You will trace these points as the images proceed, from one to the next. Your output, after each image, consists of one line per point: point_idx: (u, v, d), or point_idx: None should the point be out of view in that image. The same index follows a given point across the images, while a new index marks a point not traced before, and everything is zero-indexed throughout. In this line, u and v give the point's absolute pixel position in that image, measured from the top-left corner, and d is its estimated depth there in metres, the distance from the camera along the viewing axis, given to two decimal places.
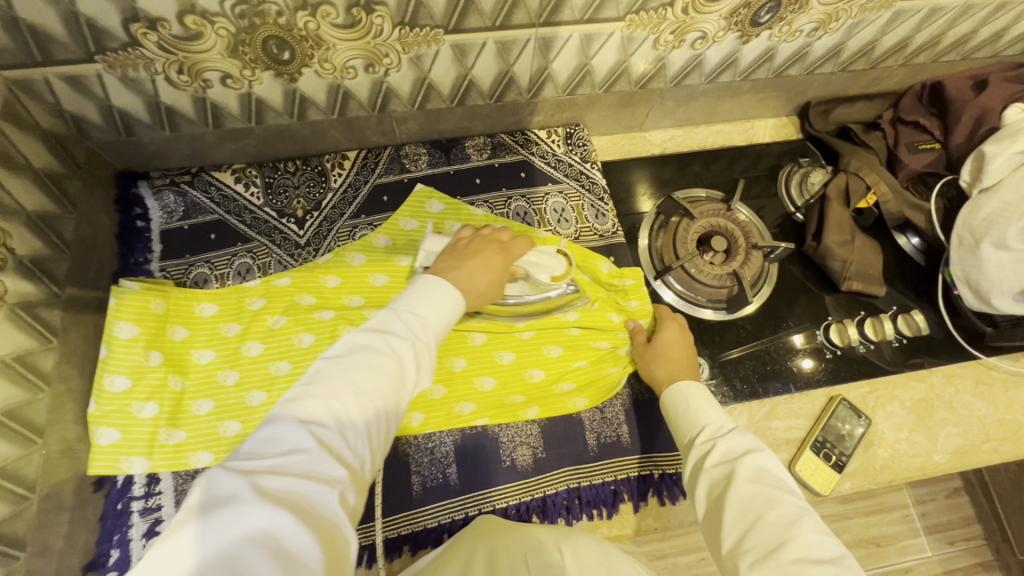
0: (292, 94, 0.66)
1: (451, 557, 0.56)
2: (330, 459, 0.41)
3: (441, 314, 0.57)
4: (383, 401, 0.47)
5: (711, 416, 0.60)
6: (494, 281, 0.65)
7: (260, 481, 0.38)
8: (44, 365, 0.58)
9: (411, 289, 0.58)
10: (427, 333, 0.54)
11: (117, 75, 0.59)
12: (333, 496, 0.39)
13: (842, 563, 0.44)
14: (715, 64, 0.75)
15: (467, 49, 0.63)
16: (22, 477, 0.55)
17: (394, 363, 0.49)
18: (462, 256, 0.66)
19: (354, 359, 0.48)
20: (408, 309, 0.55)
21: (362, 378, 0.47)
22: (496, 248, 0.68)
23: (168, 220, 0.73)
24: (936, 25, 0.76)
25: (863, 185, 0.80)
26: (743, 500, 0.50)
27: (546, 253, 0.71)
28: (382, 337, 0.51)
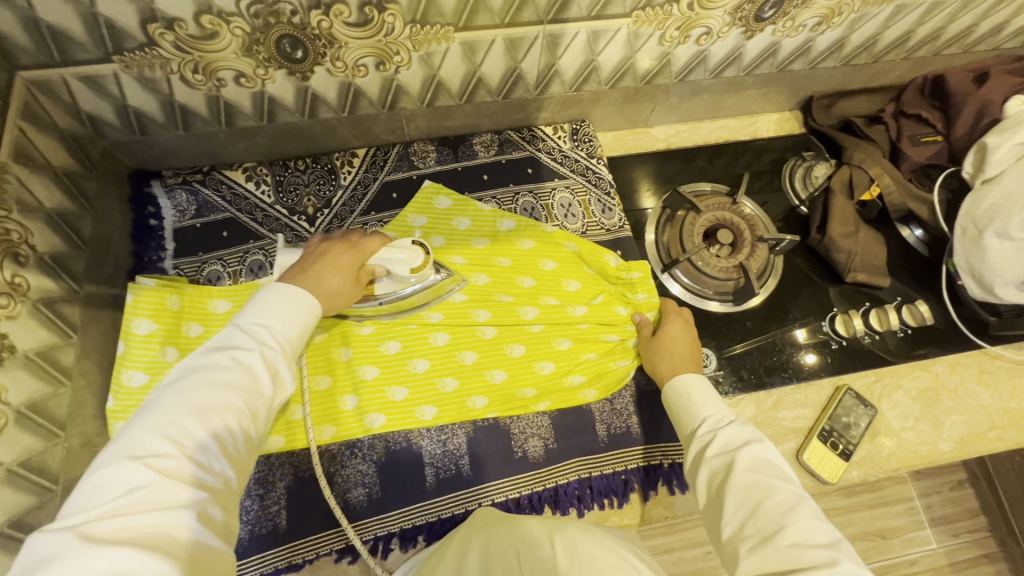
0: (304, 93, 0.68)
1: (460, 549, 0.57)
2: (178, 483, 0.38)
3: (295, 318, 0.53)
4: (235, 415, 0.43)
5: (711, 409, 0.61)
6: (345, 281, 0.61)
7: (92, 528, 0.34)
8: (65, 360, 0.59)
9: (261, 293, 0.54)
10: (280, 338, 0.51)
11: (133, 74, 0.60)
12: (189, 517, 0.37)
13: (840, 546, 0.44)
14: (720, 59, 0.76)
15: (476, 46, 0.64)
16: (46, 470, 0.55)
17: (242, 375, 0.45)
18: (307, 262, 0.61)
19: (193, 380, 0.44)
20: (253, 320, 0.51)
21: (203, 396, 0.43)
22: (341, 248, 0.62)
23: (181, 218, 0.74)
24: (938, 19, 0.77)
25: (867, 177, 0.81)
26: (743, 488, 0.51)
27: (398, 246, 0.65)
28: (223, 353, 0.46)
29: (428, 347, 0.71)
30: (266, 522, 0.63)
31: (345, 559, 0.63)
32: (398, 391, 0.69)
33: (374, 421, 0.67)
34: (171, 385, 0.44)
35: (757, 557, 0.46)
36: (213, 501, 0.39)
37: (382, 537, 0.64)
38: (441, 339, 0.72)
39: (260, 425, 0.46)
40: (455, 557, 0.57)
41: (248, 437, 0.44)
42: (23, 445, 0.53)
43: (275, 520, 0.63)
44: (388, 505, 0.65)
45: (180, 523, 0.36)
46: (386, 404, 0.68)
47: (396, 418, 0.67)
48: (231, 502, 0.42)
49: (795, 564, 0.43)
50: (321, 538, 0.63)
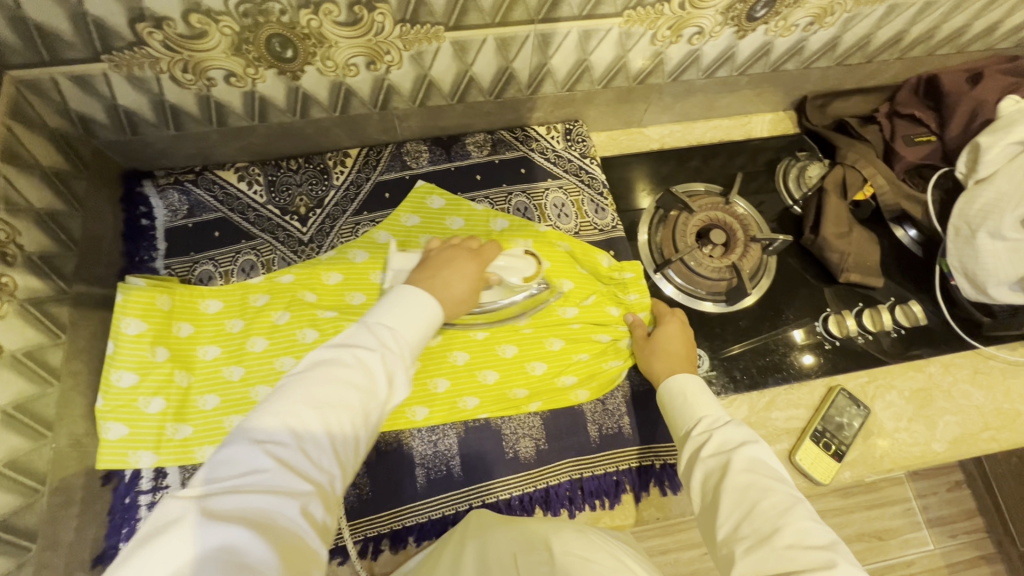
0: (295, 92, 0.67)
1: (452, 551, 0.57)
2: (290, 475, 0.42)
3: (415, 325, 0.56)
4: (349, 415, 0.47)
5: (707, 409, 0.61)
6: (471, 288, 0.66)
7: (214, 501, 0.39)
8: (53, 360, 0.59)
9: (391, 296, 0.58)
10: (402, 342, 0.54)
11: (123, 74, 0.60)
12: (290, 511, 0.40)
13: (836, 548, 0.45)
14: (712, 59, 0.76)
15: (468, 45, 0.64)
16: (33, 470, 0.54)
17: (361, 376, 0.49)
18: (436, 267, 0.66)
19: (320, 374, 0.48)
20: (379, 321, 0.54)
21: (325, 392, 0.47)
22: (468, 257, 0.68)
23: (173, 218, 0.74)
24: (931, 18, 0.77)
25: (859, 177, 0.81)
26: (739, 489, 0.51)
27: (513, 256, 0.73)
28: (349, 351, 0.50)
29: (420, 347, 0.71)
30: None
31: (334, 561, 0.62)
32: None
33: None
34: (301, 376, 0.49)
35: (753, 558, 0.46)
36: (317, 497, 0.43)
37: (371, 538, 0.64)
38: (433, 339, 0.72)
39: (371, 427, 0.49)
40: (447, 559, 0.56)
41: (358, 439, 0.47)
42: (10, 445, 0.52)
43: None
44: (377, 506, 0.65)
45: (280, 515, 0.40)
46: None
47: (387, 418, 0.67)
48: (334, 501, 0.45)
49: (793, 566, 0.44)
50: None
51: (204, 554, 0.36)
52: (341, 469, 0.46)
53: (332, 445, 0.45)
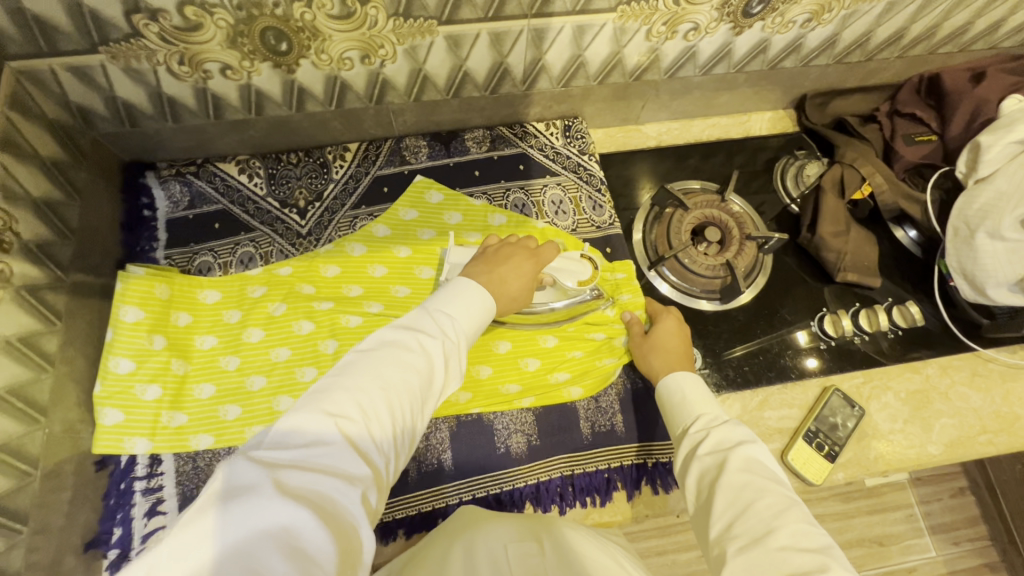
0: (290, 85, 0.68)
1: (433, 548, 0.55)
2: (354, 457, 0.41)
3: (471, 318, 0.57)
4: (411, 399, 0.47)
5: (704, 407, 0.60)
6: (525, 288, 0.66)
7: (282, 473, 0.38)
8: (50, 346, 0.59)
9: (450, 286, 0.59)
10: (460, 331, 0.55)
11: (120, 65, 0.60)
12: (356, 492, 0.39)
13: (831, 552, 0.43)
14: (709, 55, 0.75)
15: (461, 40, 0.65)
16: (25, 454, 0.55)
17: (423, 362, 0.50)
18: (493, 262, 0.66)
19: (386, 354, 0.49)
20: (439, 309, 0.56)
21: (390, 373, 0.47)
22: (525, 255, 0.68)
23: (174, 209, 0.75)
24: (932, 16, 0.76)
25: (857, 176, 0.79)
26: (734, 488, 0.50)
27: (571, 258, 0.73)
28: (413, 335, 0.51)
29: None
30: None
31: None
32: None
33: None
34: (367, 354, 0.49)
35: (745, 559, 0.44)
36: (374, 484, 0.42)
37: None
38: None
39: (426, 415, 0.49)
40: (430, 555, 0.54)
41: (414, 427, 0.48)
42: None
43: None
44: None
45: (346, 494, 0.39)
46: None
47: None
48: (384, 491, 0.44)
49: (786, 568, 0.42)
50: None
51: (274, 527, 0.34)
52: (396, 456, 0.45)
53: (393, 430, 0.45)
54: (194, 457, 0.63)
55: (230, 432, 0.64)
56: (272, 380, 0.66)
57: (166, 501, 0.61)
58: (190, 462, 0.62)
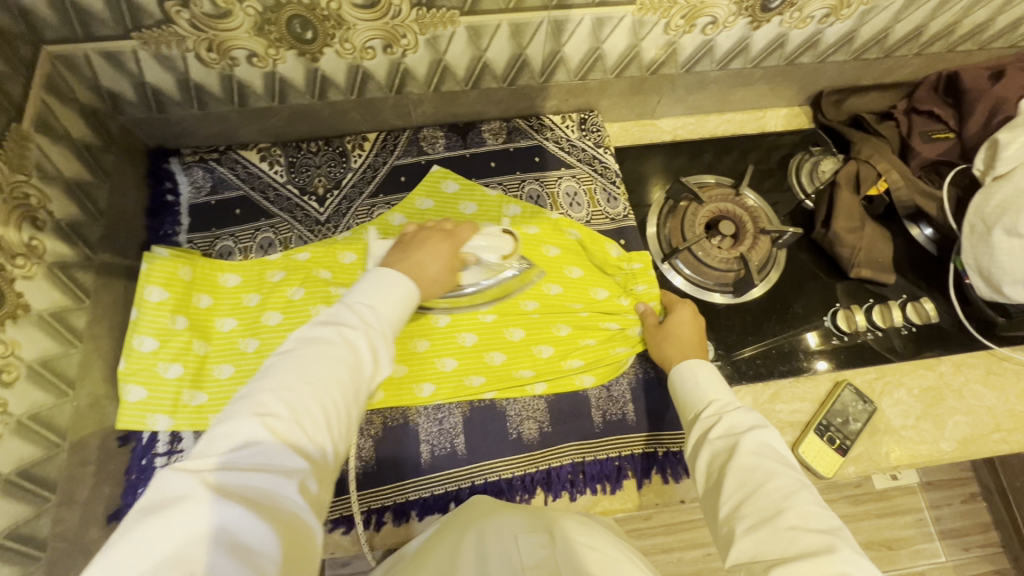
0: (313, 74, 0.69)
1: (444, 537, 0.56)
2: (286, 452, 0.41)
3: (396, 305, 0.56)
4: (340, 390, 0.46)
5: (717, 393, 0.60)
6: (444, 268, 0.66)
7: (210, 476, 0.37)
8: (78, 323, 0.61)
9: (367, 277, 0.58)
10: (384, 319, 0.54)
11: (151, 51, 0.62)
12: (290, 487, 0.39)
13: (840, 534, 0.44)
14: (726, 50, 0.76)
15: (482, 30, 0.66)
16: (55, 426, 0.56)
17: (348, 352, 0.48)
18: (409, 249, 0.66)
19: (309, 351, 0.47)
20: (360, 300, 0.54)
21: (314, 368, 0.46)
22: (440, 238, 0.68)
23: (197, 195, 0.77)
24: (951, 12, 0.76)
25: (874, 172, 0.79)
26: (745, 470, 0.50)
27: (492, 235, 0.72)
28: (334, 328, 0.50)
29: (429, 327, 0.73)
30: None
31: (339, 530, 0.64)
32: (398, 368, 0.71)
33: (372, 397, 0.68)
34: (288, 353, 0.48)
35: (753, 538, 0.45)
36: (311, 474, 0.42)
37: (375, 511, 0.65)
38: (442, 320, 0.74)
39: (361, 404, 0.48)
40: (439, 545, 0.55)
41: (350, 417, 0.47)
42: (34, 400, 0.54)
43: None
44: (382, 479, 0.66)
45: (280, 491, 0.38)
46: (385, 380, 0.70)
47: (395, 395, 0.69)
48: (326, 478, 0.44)
49: (793, 547, 0.43)
50: None
51: (208, 530, 0.34)
52: (334, 445, 0.45)
53: (326, 422, 0.44)
54: None
55: None
56: None
57: None
58: None
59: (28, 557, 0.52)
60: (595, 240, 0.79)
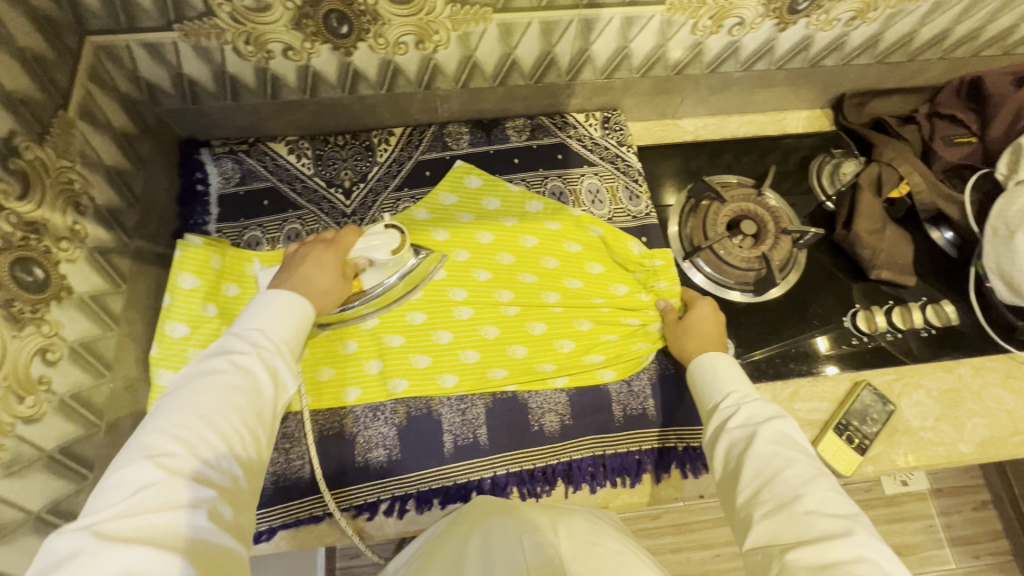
0: (346, 68, 0.71)
1: (460, 529, 0.57)
2: (186, 485, 0.39)
3: (292, 322, 0.53)
4: (239, 414, 0.44)
5: (736, 385, 0.61)
6: (334, 276, 0.62)
7: (102, 529, 0.35)
8: (115, 306, 0.63)
9: (258, 299, 0.54)
10: (281, 338, 0.51)
11: (191, 43, 0.64)
12: (200, 518, 0.38)
13: (857, 520, 0.45)
14: (751, 52, 0.77)
15: (513, 27, 0.67)
16: (95, 406, 0.58)
17: (241, 376, 0.46)
18: (291, 267, 0.61)
19: (196, 384, 0.44)
20: (251, 324, 0.51)
21: (203, 399, 0.43)
22: (320, 248, 0.64)
23: (225, 185, 0.78)
24: (977, 17, 0.76)
25: (896, 175, 0.79)
26: (764, 458, 0.51)
27: (376, 234, 0.69)
28: (222, 357, 0.47)
29: (452, 320, 0.74)
30: (291, 474, 0.67)
31: (363, 516, 0.67)
32: (421, 359, 0.72)
33: (396, 386, 0.70)
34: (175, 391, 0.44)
35: (771, 523, 0.46)
36: (223, 500, 0.40)
37: (399, 497, 0.67)
38: (465, 313, 0.74)
39: (268, 425, 0.46)
40: (452, 540, 0.56)
41: (257, 438, 0.45)
42: (75, 379, 0.55)
43: (298, 473, 0.67)
44: (406, 467, 0.68)
45: (190, 523, 0.37)
46: (409, 371, 0.71)
47: (419, 385, 0.70)
48: (244, 500, 0.42)
49: (810, 531, 0.44)
50: (340, 494, 0.67)
51: None
52: (246, 467, 0.43)
53: (229, 448, 0.42)
54: None
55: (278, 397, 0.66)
56: None
57: None
58: None
59: None
60: (618, 239, 0.79)
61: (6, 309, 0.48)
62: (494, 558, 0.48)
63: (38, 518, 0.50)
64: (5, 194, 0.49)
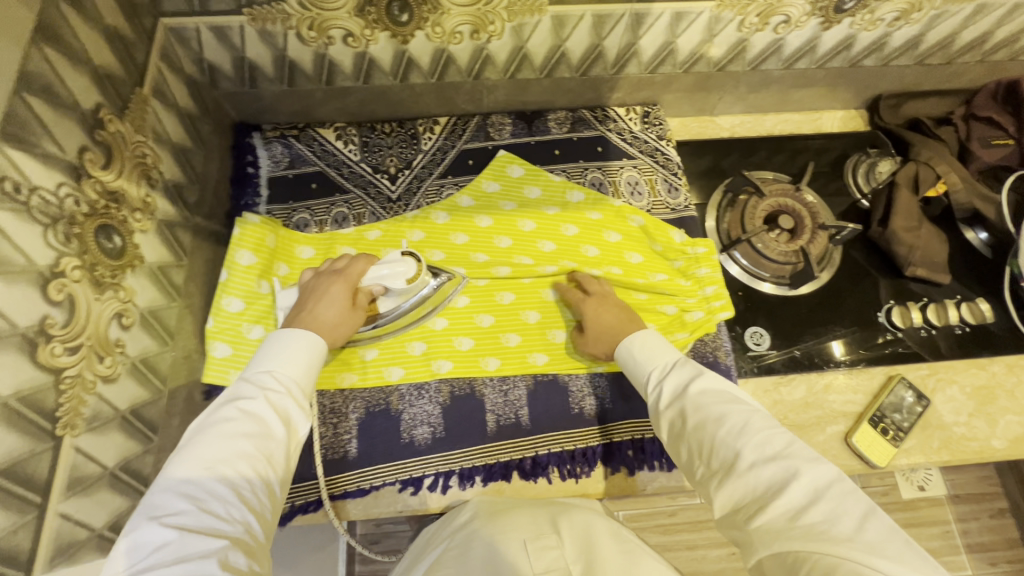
0: (401, 56, 0.73)
1: (461, 531, 0.56)
2: (198, 538, 0.38)
3: (299, 362, 0.54)
4: (248, 461, 0.44)
5: (655, 360, 0.59)
6: (342, 309, 0.62)
7: None
8: (177, 279, 0.65)
9: (265, 343, 0.55)
10: (288, 378, 0.52)
11: (257, 28, 0.66)
12: (210, 565, 0.37)
13: (795, 450, 0.45)
14: (794, 49, 0.78)
15: (567, 20, 0.69)
16: (159, 372, 0.60)
17: (250, 422, 0.46)
18: (303, 302, 0.63)
19: (205, 435, 0.44)
20: (258, 369, 0.52)
21: (213, 450, 0.43)
22: (329, 280, 0.64)
23: (275, 168, 0.80)
24: (1018, 21, 0.78)
25: (933, 174, 0.81)
26: (699, 426, 0.49)
27: (393, 260, 0.67)
28: (230, 405, 0.47)
29: (495, 304, 0.76)
30: (337, 449, 0.69)
31: (408, 490, 0.68)
32: (464, 341, 0.74)
33: (440, 367, 0.72)
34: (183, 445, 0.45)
35: (726, 491, 0.44)
36: (236, 548, 0.39)
37: (442, 473, 0.69)
38: (507, 298, 0.76)
39: (279, 469, 0.46)
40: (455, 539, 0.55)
41: (268, 485, 0.44)
42: (145, 345, 0.58)
43: (345, 448, 0.69)
44: (449, 444, 0.69)
45: (201, 571, 0.36)
46: (453, 353, 0.73)
47: (462, 366, 0.72)
48: (258, 549, 0.41)
49: (762, 486, 0.43)
50: (386, 468, 0.68)
51: None
52: (257, 515, 0.42)
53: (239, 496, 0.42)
54: None
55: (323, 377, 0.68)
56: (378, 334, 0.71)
57: None
58: None
59: (134, 491, 0.55)
60: (659, 230, 0.81)
61: (91, 272, 0.50)
62: (502, 558, 0.48)
63: (112, 474, 0.52)
64: (92, 163, 0.51)
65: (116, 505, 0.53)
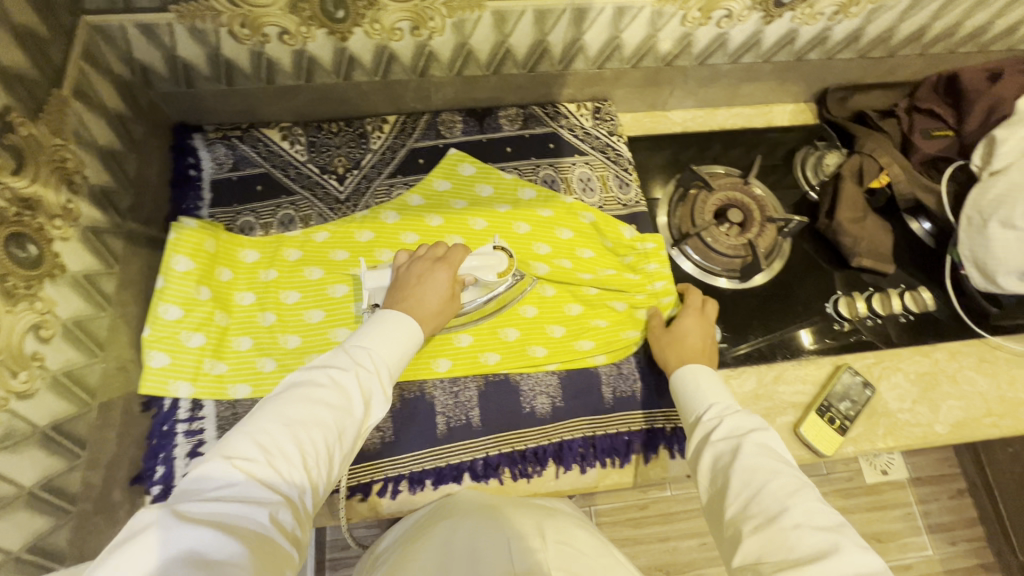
0: (341, 53, 0.71)
1: (445, 529, 0.54)
2: (259, 487, 0.41)
3: (393, 348, 0.56)
4: (324, 429, 0.46)
5: (717, 398, 0.59)
6: (445, 298, 0.64)
7: (181, 506, 0.37)
8: (107, 287, 0.62)
9: (369, 321, 0.58)
10: (379, 361, 0.54)
11: (186, 25, 0.64)
12: (261, 516, 0.39)
13: (843, 530, 0.43)
14: (738, 44, 0.79)
15: (508, 15, 0.68)
16: (86, 384, 0.58)
17: (336, 393, 0.48)
18: (407, 286, 0.64)
19: (296, 392, 0.47)
20: (357, 343, 0.54)
21: (298, 409, 0.46)
22: (434, 266, 0.66)
23: (218, 170, 0.78)
24: (954, 14, 0.79)
25: (876, 166, 0.82)
26: (748, 471, 0.48)
27: (484, 253, 0.70)
28: (324, 371, 0.50)
29: None
30: None
31: (356, 497, 0.66)
32: None
33: None
34: (278, 394, 0.48)
35: (759, 539, 0.44)
36: (287, 508, 0.41)
37: (391, 478, 0.67)
38: None
39: (346, 445, 0.48)
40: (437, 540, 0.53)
41: (332, 457, 0.46)
42: (69, 357, 0.56)
43: None
44: (399, 448, 0.68)
45: (251, 521, 0.38)
46: None
47: (413, 368, 0.71)
48: (304, 515, 0.43)
49: (799, 547, 0.42)
50: None
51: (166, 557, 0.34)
52: (314, 483, 0.44)
53: (304, 460, 0.44)
54: (234, 406, 0.65)
55: (267, 383, 0.66)
56: (306, 340, 0.69)
57: (207, 444, 0.63)
58: (230, 408, 0.65)
59: (58, 508, 0.53)
60: (609, 227, 0.81)
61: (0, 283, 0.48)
62: (482, 561, 0.47)
63: (30, 493, 0.50)
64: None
65: (34, 526, 0.50)
